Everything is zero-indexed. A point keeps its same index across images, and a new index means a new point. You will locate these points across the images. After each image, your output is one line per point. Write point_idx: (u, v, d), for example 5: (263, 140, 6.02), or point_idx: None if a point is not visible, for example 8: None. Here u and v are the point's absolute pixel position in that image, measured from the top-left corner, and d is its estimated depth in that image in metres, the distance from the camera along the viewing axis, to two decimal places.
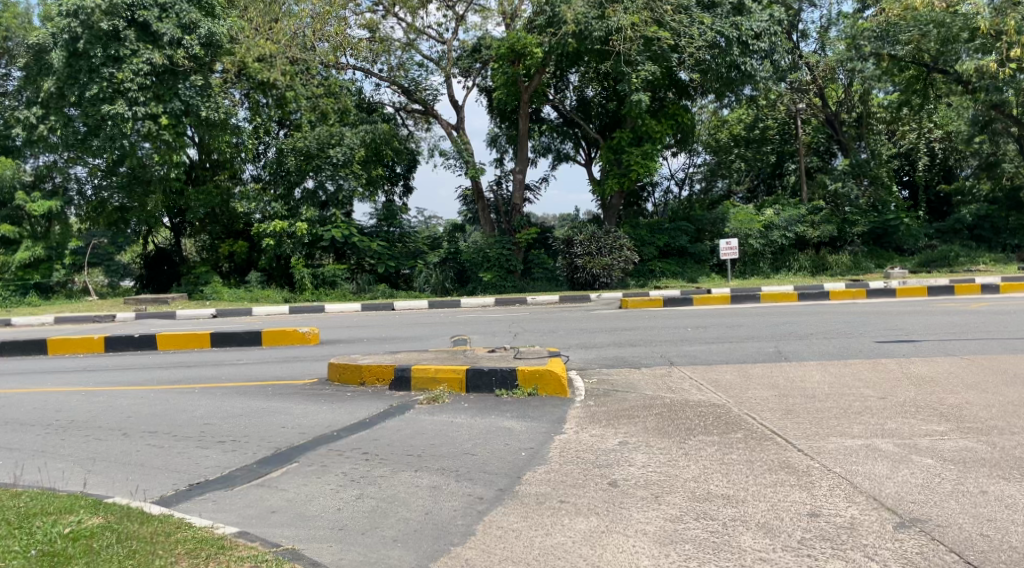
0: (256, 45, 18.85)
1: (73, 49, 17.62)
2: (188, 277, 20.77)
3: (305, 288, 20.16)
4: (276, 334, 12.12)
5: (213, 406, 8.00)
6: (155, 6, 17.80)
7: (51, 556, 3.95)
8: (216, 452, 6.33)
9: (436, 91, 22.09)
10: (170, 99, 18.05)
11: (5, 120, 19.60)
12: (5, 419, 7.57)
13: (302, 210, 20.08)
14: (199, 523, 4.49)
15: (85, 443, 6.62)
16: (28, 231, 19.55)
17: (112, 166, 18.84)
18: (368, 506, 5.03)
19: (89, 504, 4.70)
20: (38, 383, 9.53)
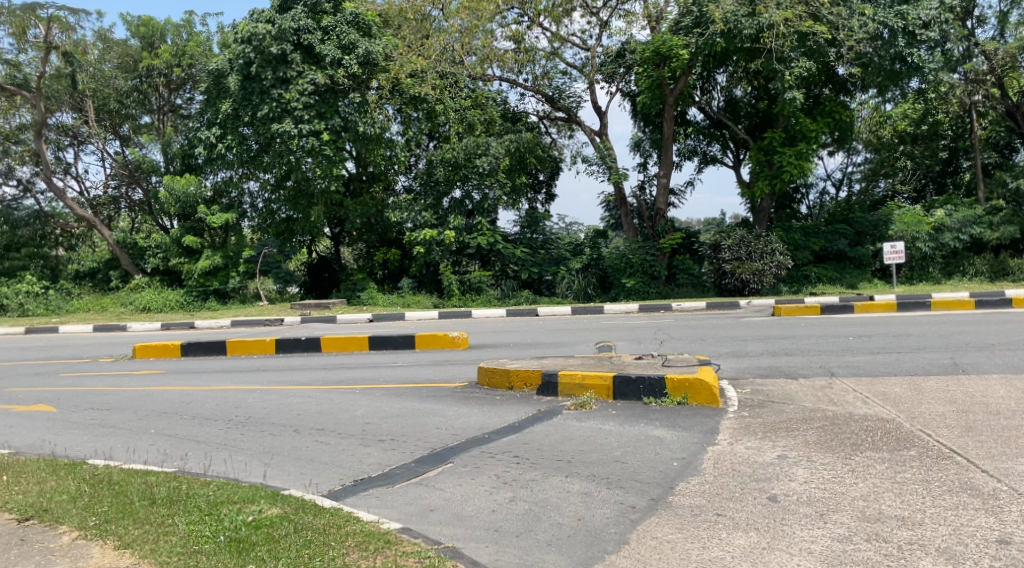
0: (408, 61, 19.76)
1: (246, 73, 19.16)
2: (346, 283, 21.87)
3: (453, 294, 20.73)
4: (429, 337, 12.60)
5: (373, 406, 8.41)
6: (319, 30, 19.09)
7: (237, 542, 4.29)
8: (377, 450, 6.65)
9: (580, 98, 22.15)
10: (331, 116, 19.17)
11: (188, 140, 21.33)
12: (192, 414, 8.29)
13: (451, 218, 20.65)
14: (366, 517, 4.74)
15: (263, 438, 7.12)
16: (208, 242, 21.30)
17: (280, 181, 20.24)
18: (521, 509, 5.11)
19: (267, 495, 5.07)
20: (218, 382, 10.36)
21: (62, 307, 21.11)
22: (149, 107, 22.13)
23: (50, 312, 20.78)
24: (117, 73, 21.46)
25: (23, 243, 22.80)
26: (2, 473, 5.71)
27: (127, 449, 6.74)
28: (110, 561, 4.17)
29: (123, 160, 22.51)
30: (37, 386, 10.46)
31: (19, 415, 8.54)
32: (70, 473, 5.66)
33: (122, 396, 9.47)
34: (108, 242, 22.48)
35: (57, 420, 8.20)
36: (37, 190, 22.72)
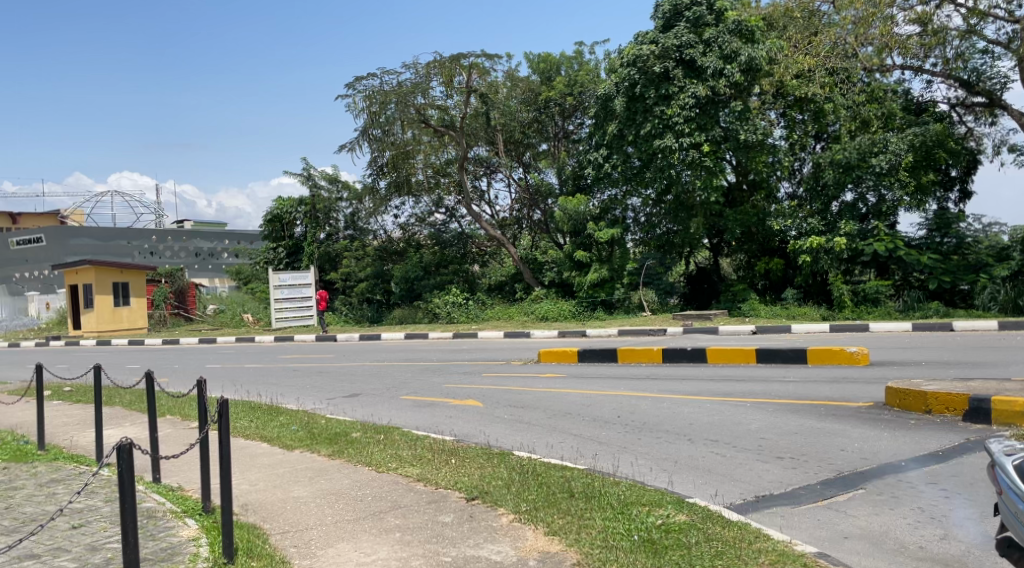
0: (794, 62, 18.93)
1: (631, 94, 20.07)
2: (726, 294, 21.48)
3: (846, 305, 19.19)
4: (824, 352, 11.88)
5: (768, 422, 8.14)
6: (700, 43, 19.28)
7: (652, 543, 4.48)
8: (777, 467, 6.42)
9: (1006, 78, 19.07)
10: (712, 127, 19.10)
11: (580, 162, 23.04)
12: (593, 416, 8.86)
13: (842, 224, 19.21)
14: (777, 536, 4.61)
15: None
16: (596, 255, 22.50)
17: (661, 196, 20.66)
18: (958, 551, 4.53)
19: (674, 501, 5.20)
20: (613, 387, 10.93)
21: (479, 316, 24.16)
22: (547, 135, 24.48)
23: (468, 320, 23.99)
24: (522, 107, 23.99)
25: (450, 260, 26.50)
26: (451, 457, 6.72)
27: (544, 444, 7.46)
28: (542, 545, 4.66)
29: (525, 184, 25.11)
30: (465, 384, 12.09)
31: (455, 408, 9.97)
32: (501, 462, 6.44)
33: (533, 396, 10.50)
34: (515, 258, 25.17)
35: (484, 414, 9.40)
36: (459, 215, 26.55)
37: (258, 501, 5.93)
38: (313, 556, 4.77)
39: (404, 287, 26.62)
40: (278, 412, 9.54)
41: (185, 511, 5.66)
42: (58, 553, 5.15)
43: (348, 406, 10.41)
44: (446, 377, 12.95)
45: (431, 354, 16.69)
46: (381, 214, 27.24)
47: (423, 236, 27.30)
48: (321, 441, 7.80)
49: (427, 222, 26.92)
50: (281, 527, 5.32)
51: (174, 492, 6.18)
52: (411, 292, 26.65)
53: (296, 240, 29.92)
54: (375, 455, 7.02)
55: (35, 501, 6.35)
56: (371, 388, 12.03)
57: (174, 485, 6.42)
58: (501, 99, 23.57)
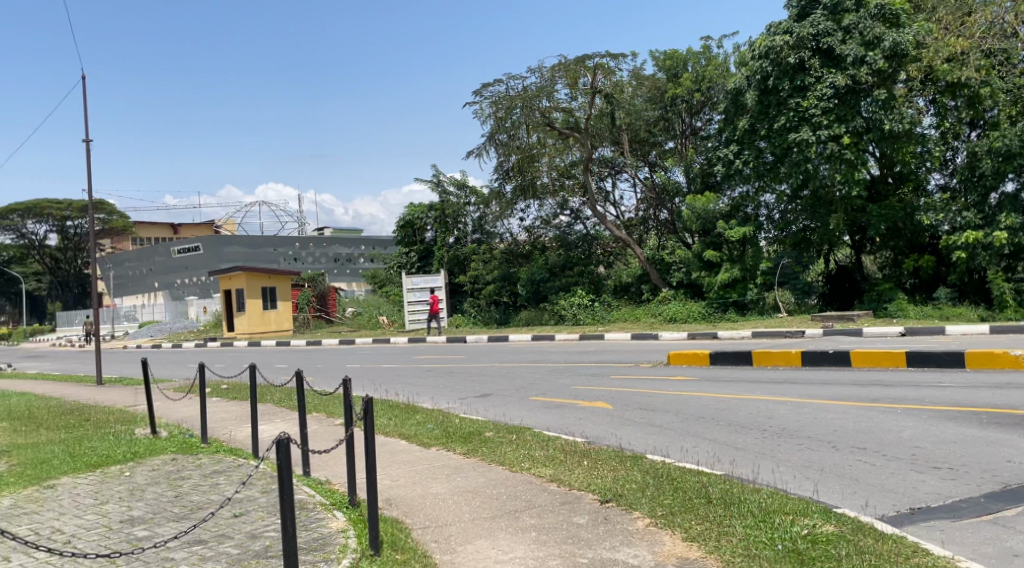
0: (945, 45, 17.67)
1: (764, 87, 19.40)
2: (870, 294, 20.34)
3: (1007, 305, 17.77)
4: (983, 356, 11.03)
5: (922, 429, 7.65)
6: (839, 30, 18.37)
7: (797, 553, 4.31)
8: (934, 478, 6.02)
9: None
10: (853, 118, 18.14)
11: (707, 160, 22.38)
12: (729, 421, 8.63)
13: (1002, 217, 17.52)
14: (937, 551, 4.33)
15: None
16: (727, 255, 21.81)
17: (796, 191, 19.93)
18: None
19: (820, 510, 4.98)
20: (749, 391, 10.60)
21: (605, 317, 24.07)
22: (674, 133, 23.90)
23: (596, 321, 23.99)
24: (648, 105, 23.64)
25: (575, 262, 26.49)
26: (584, 458, 6.73)
27: (678, 448, 7.34)
28: (681, 551, 4.59)
29: (651, 184, 24.76)
30: (595, 386, 12.08)
31: (586, 409, 9.97)
32: (634, 465, 6.38)
33: (665, 399, 10.35)
34: (641, 259, 24.82)
35: (614, 416, 9.35)
36: (584, 217, 26.47)
37: (400, 495, 6.16)
38: (454, 551, 4.91)
39: (530, 290, 26.90)
40: (414, 411, 9.87)
41: (333, 503, 5.96)
42: (223, 540, 5.55)
43: (480, 406, 10.62)
44: (575, 379, 12.97)
45: (560, 355, 16.75)
46: (508, 218, 27.62)
47: (548, 238, 27.40)
48: (456, 440, 8.00)
49: (553, 224, 27.05)
50: (423, 522, 5.50)
51: (323, 485, 6.53)
52: (538, 294, 26.86)
53: (427, 244, 30.85)
54: (509, 455, 7.13)
55: (200, 491, 6.88)
56: (502, 389, 12.21)
57: (322, 479, 6.78)
58: (626, 98, 23.25)
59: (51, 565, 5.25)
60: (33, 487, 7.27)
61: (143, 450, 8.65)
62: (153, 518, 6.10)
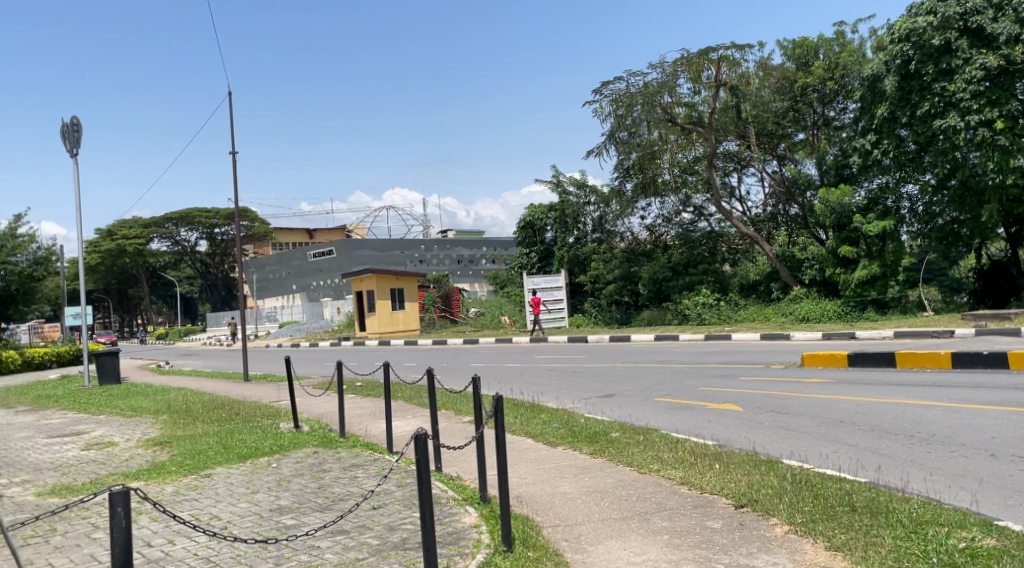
0: None
1: (904, 72, 18.37)
2: None
3: None
4: None
5: None
6: (990, 7, 17.13)
7: None
8: None
9: None
10: (1007, 102, 16.75)
11: (842, 150, 20.99)
12: (872, 425, 8.18)
13: None
14: None
15: None
16: (864, 251, 20.63)
17: (943, 181, 18.61)
18: None
19: (979, 523, 4.64)
20: (892, 394, 10.01)
21: (732, 317, 23.32)
22: (804, 124, 22.95)
23: (723, 321, 23.29)
24: (776, 96, 22.75)
25: (698, 260, 25.98)
26: (717, 462, 6.56)
27: (817, 453, 7.03)
28: (825, 561, 4.41)
29: (780, 178, 23.82)
30: (724, 387, 11.75)
31: (715, 411, 9.72)
32: (770, 469, 6.17)
33: (800, 402, 9.94)
34: (769, 256, 23.87)
35: (745, 419, 9.06)
36: (708, 214, 25.85)
37: (530, 494, 6.21)
38: (585, 551, 4.90)
39: (651, 289, 26.42)
40: (540, 410, 9.95)
41: (465, 499, 6.10)
42: (363, 531, 5.79)
43: (605, 406, 10.57)
44: (702, 380, 12.66)
45: (685, 356, 16.41)
46: (629, 216, 27.33)
47: (671, 237, 26.78)
48: (582, 440, 7.99)
49: (675, 222, 26.51)
50: (553, 520, 5.53)
51: (455, 481, 6.69)
52: (660, 293, 26.38)
53: (547, 244, 30.99)
54: (637, 456, 7.06)
55: (341, 483, 7.21)
56: (627, 390, 12.10)
57: (453, 474, 6.95)
58: (753, 90, 22.64)
59: (212, 549, 5.65)
60: (193, 476, 7.84)
61: (287, 443, 9.15)
62: (299, 508, 6.45)
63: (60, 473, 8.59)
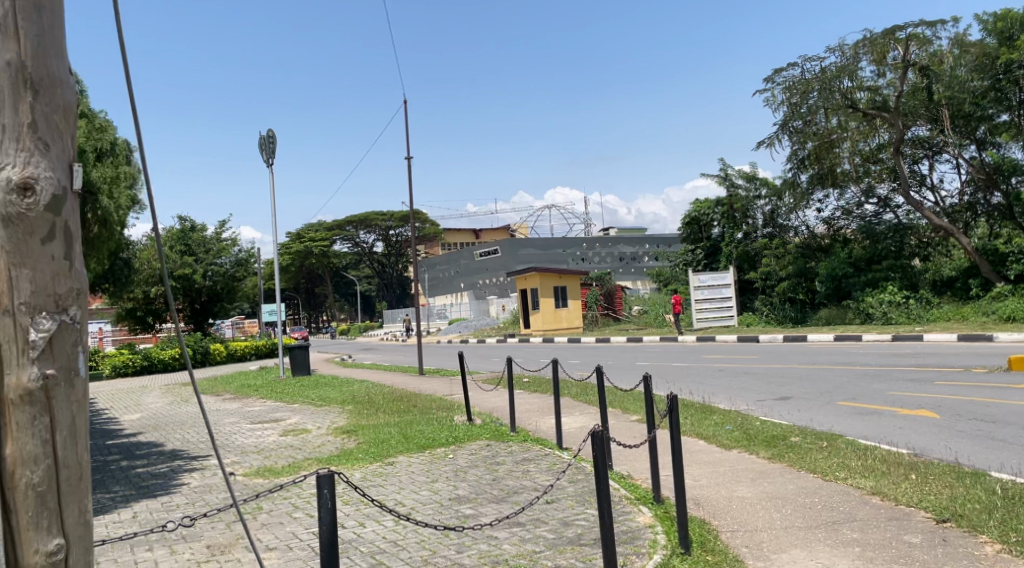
0: None
1: None
2: None
3: None
4: None
5: None
6: None
7: None
8: None
9: None
10: None
11: None
12: None
13: None
14: None
15: None
16: None
17: None
18: None
19: None
20: None
21: (922, 317, 21.52)
22: (1009, 103, 20.20)
23: (912, 321, 21.55)
24: None
25: (884, 255, 24.06)
26: (912, 472, 6.09)
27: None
28: None
29: (979, 164, 21.65)
30: (916, 392, 10.87)
31: (907, 418, 9.01)
32: (976, 483, 5.64)
33: (1007, 409, 9.01)
34: (967, 250, 21.90)
35: (942, 426, 8.35)
36: (895, 205, 23.99)
37: (706, 496, 6.07)
38: (768, 559, 4.72)
39: (831, 285, 24.81)
40: (712, 411, 9.70)
41: (639, 498, 6.04)
42: (539, 524, 5.91)
43: (782, 409, 10.11)
44: (891, 384, 11.79)
45: (869, 357, 15.34)
46: (804, 209, 26.05)
47: (851, 230, 25.51)
48: (759, 443, 7.70)
49: (856, 214, 25.01)
50: (731, 525, 5.37)
51: (627, 480, 6.65)
52: (840, 291, 24.93)
53: (714, 240, 29.99)
54: (820, 462, 6.70)
55: (515, 476, 7.38)
56: (805, 392, 11.51)
57: (626, 473, 6.91)
58: (947, 69, 20.74)
59: (399, 533, 5.97)
60: (378, 463, 8.33)
61: (461, 435, 9.49)
62: (476, 498, 6.67)
63: (264, 455, 9.41)
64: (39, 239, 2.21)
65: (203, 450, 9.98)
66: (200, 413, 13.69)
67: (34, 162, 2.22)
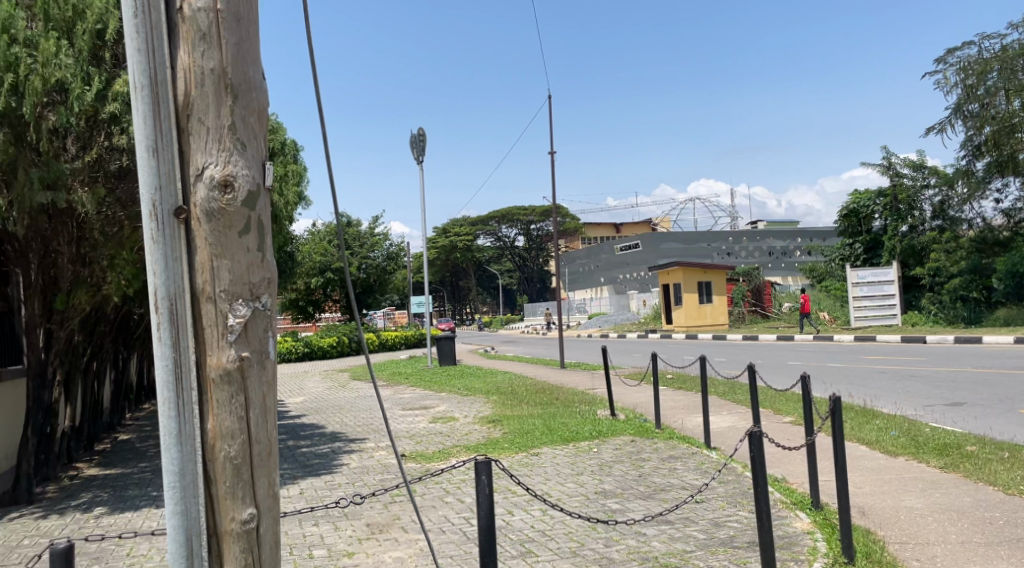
0: None
1: None
2: None
3: None
4: None
5: None
6: None
7: None
8: None
9: None
10: None
11: None
12: None
13: None
14: None
15: None
16: None
17: None
18: None
19: None
20: None
21: None
22: None
23: None
24: None
25: None
26: None
27: None
28: None
29: None
30: None
31: None
32: None
33: None
34: None
35: None
36: None
37: (870, 505, 5.72)
38: None
39: (1012, 283, 22.91)
40: (874, 415, 9.14)
41: (795, 503, 5.79)
42: (688, 523, 5.80)
43: (954, 416, 9.36)
44: None
45: None
46: (979, 200, 24.01)
47: None
48: (929, 451, 7.17)
49: None
50: (899, 536, 5.05)
51: (780, 483, 6.39)
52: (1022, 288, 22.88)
53: (874, 234, 28.18)
54: (1001, 475, 6.15)
55: (661, 473, 7.27)
56: (981, 398, 10.59)
57: (780, 476, 6.64)
58: None
59: (546, 523, 6.03)
60: (524, 453, 8.46)
61: (606, 429, 9.45)
62: (622, 494, 6.63)
63: (415, 441, 9.80)
64: (236, 232, 2.41)
65: (359, 434, 10.52)
66: (356, 398, 14.44)
67: (234, 161, 2.41)
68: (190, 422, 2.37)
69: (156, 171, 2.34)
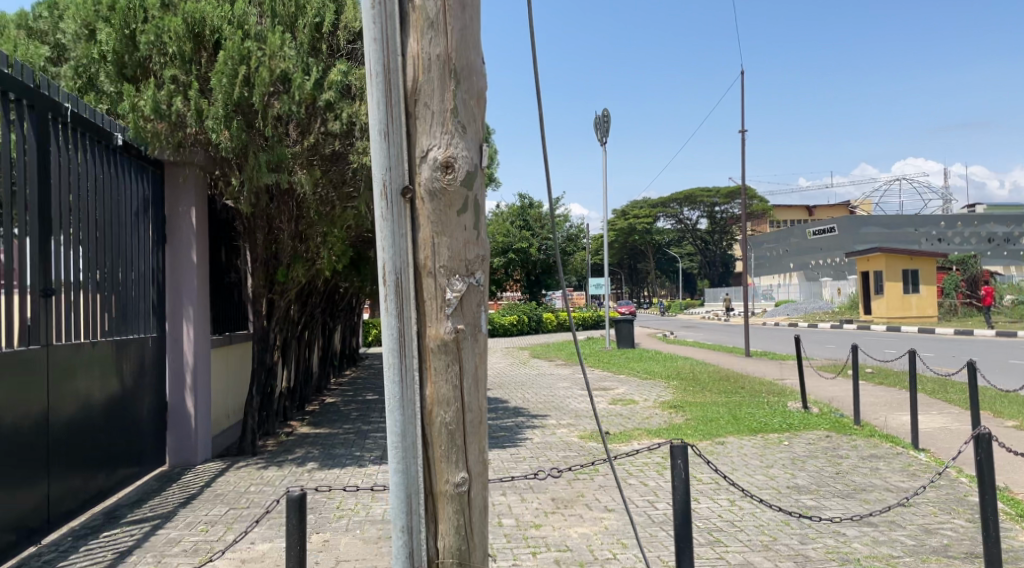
0: None
1: None
2: None
3: None
4: None
5: None
6: None
7: None
8: None
9: None
10: None
11: None
12: None
13: None
14: None
15: None
16: None
17: None
18: None
19: None
20: None
21: None
22: None
23: None
24: None
25: None
26: None
27: None
28: None
29: None
30: None
31: None
32: None
33: None
34: None
35: None
36: None
37: None
38: None
39: None
40: None
41: (1022, 515, 5.24)
42: (894, 527, 5.43)
43: None
44: None
45: None
46: None
47: None
48: None
49: None
50: None
51: (1003, 493, 5.79)
52: None
53: None
54: None
55: (861, 472, 6.84)
56: None
57: (1004, 485, 6.03)
58: None
59: (734, 514, 5.87)
60: (709, 441, 8.28)
61: (798, 423, 9.02)
62: (818, 490, 6.31)
63: (597, 421, 9.89)
64: (456, 211, 2.53)
65: (541, 410, 10.77)
66: (538, 376, 14.81)
67: (455, 143, 2.53)
68: (412, 388, 2.53)
69: (387, 153, 2.51)
